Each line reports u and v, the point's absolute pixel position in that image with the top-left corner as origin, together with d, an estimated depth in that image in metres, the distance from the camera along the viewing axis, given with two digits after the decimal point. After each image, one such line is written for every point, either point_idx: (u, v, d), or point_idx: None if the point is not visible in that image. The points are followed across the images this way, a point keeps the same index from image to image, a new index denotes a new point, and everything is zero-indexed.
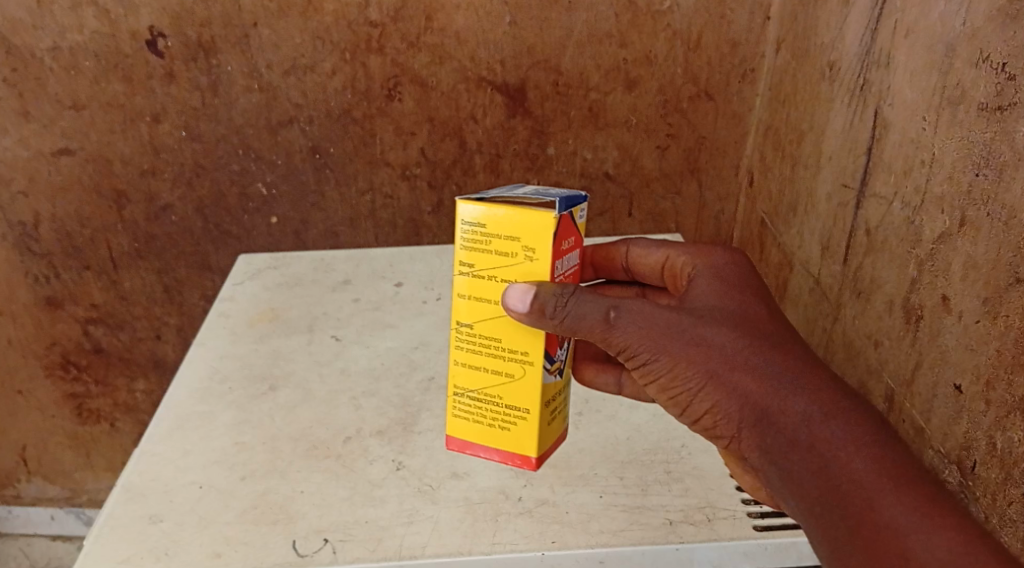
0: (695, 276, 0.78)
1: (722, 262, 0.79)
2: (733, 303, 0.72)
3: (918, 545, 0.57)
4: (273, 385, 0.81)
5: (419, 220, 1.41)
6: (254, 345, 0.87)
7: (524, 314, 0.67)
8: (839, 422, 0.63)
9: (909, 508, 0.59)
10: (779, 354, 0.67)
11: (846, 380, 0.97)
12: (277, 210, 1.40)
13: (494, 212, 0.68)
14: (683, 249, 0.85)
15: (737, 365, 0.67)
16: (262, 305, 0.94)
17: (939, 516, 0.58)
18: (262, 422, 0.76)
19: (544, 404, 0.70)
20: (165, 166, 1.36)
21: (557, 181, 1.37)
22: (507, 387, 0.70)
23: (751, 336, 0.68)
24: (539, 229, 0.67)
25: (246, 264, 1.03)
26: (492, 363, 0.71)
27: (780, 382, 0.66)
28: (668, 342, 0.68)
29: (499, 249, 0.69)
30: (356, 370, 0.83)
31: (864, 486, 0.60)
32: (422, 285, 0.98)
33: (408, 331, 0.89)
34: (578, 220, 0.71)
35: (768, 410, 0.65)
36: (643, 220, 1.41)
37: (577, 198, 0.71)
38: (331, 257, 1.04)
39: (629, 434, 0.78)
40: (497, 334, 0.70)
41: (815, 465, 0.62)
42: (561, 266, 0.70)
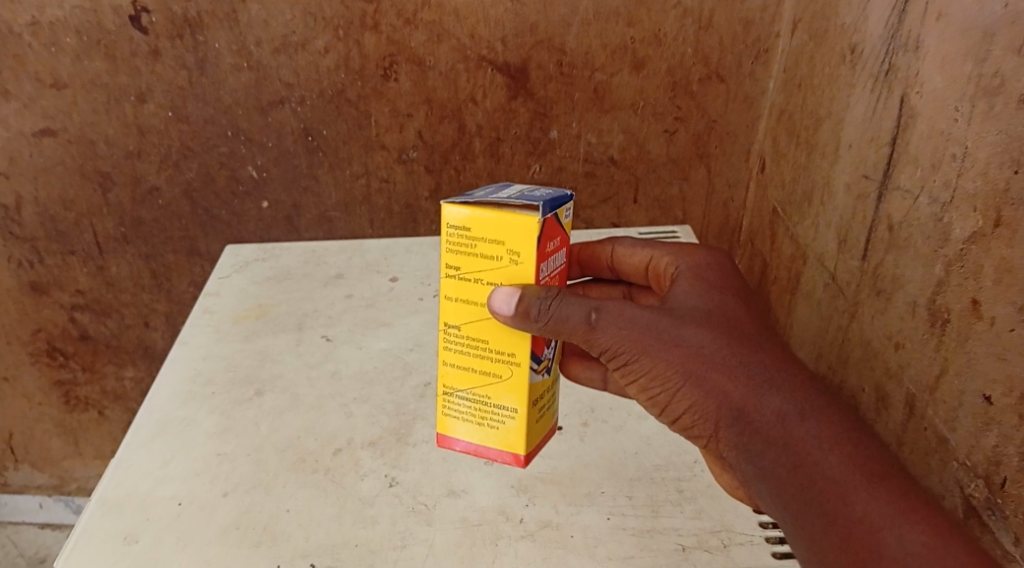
0: (679, 276, 0.77)
1: (703, 261, 0.78)
2: (713, 303, 0.71)
3: (895, 542, 0.57)
4: (259, 390, 0.76)
5: (415, 205, 1.35)
6: (238, 345, 0.82)
7: (510, 319, 0.63)
8: (816, 422, 0.63)
9: (884, 505, 0.59)
10: (755, 354, 0.67)
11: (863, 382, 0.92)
12: (267, 194, 1.35)
13: (477, 213, 0.63)
14: (665, 249, 0.83)
15: (715, 365, 0.66)
16: (249, 301, 0.89)
17: (914, 510, 0.58)
18: (245, 429, 0.71)
19: (532, 401, 0.66)
20: (152, 147, 1.31)
21: (560, 166, 1.31)
22: (493, 388, 0.67)
23: (730, 335, 0.68)
24: (523, 231, 0.62)
25: (232, 256, 0.98)
26: (481, 364, 0.67)
27: (758, 382, 0.65)
28: (646, 344, 0.68)
29: (483, 252, 0.64)
30: (348, 373, 0.78)
31: (841, 484, 0.60)
32: (417, 280, 0.93)
33: (402, 330, 0.84)
34: (565, 219, 0.67)
35: (747, 410, 0.64)
36: (648, 207, 1.35)
37: (563, 196, 0.66)
38: (322, 248, 0.99)
39: (638, 448, 0.73)
40: (483, 335, 0.66)
41: (794, 464, 0.62)
42: (548, 269, 0.66)
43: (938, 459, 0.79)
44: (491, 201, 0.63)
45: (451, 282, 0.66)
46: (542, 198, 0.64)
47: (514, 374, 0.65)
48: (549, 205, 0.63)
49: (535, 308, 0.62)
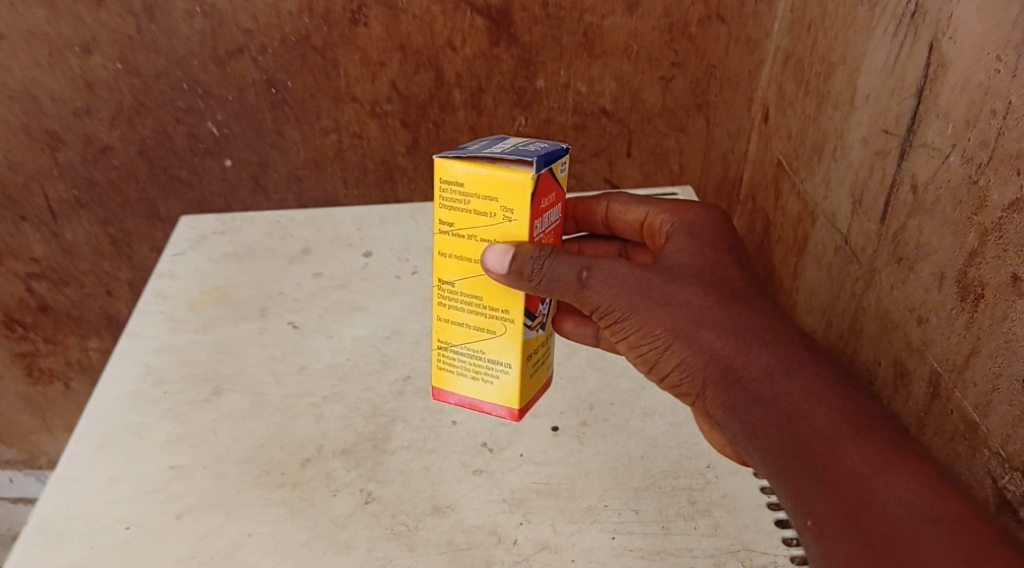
0: (674, 234, 0.71)
1: (702, 220, 0.72)
2: (709, 263, 0.66)
3: (883, 491, 0.51)
4: (217, 389, 0.68)
5: (392, 162, 1.25)
6: (194, 335, 0.73)
7: (501, 274, 0.59)
8: (808, 377, 0.58)
9: (874, 455, 0.53)
10: (744, 311, 0.62)
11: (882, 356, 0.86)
12: (231, 151, 1.24)
13: (470, 167, 0.58)
14: (662, 205, 0.76)
15: (703, 322, 0.62)
16: (207, 282, 0.80)
17: (907, 462, 0.52)
18: (203, 437, 0.64)
19: (528, 356, 0.64)
20: (101, 103, 1.19)
21: (547, 118, 1.21)
22: (485, 344, 0.64)
23: (719, 295, 0.63)
24: (518, 189, 0.58)
25: (188, 229, 0.89)
26: (474, 322, 0.64)
27: (747, 339, 0.60)
28: (634, 303, 0.64)
29: (477, 208, 0.60)
30: (318, 367, 0.70)
31: (829, 437, 0.54)
32: (394, 255, 0.84)
33: (378, 315, 0.76)
34: (561, 174, 0.62)
35: (734, 366, 0.60)
36: (642, 161, 1.26)
37: (559, 150, 0.60)
38: (288, 218, 0.90)
39: (644, 452, 0.66)
40: (477, 292, 0.63)
41: (782, 419, 0.57)
42: (544, 225, 0.62)
43: (968, 445, 0.73)
44: (485, 155, 0.58)
45: (446, 239, 0.62)
46: (537, 151, 0.59)
47: (509, 329, 0.63)
48: (543, 160, 0.58)
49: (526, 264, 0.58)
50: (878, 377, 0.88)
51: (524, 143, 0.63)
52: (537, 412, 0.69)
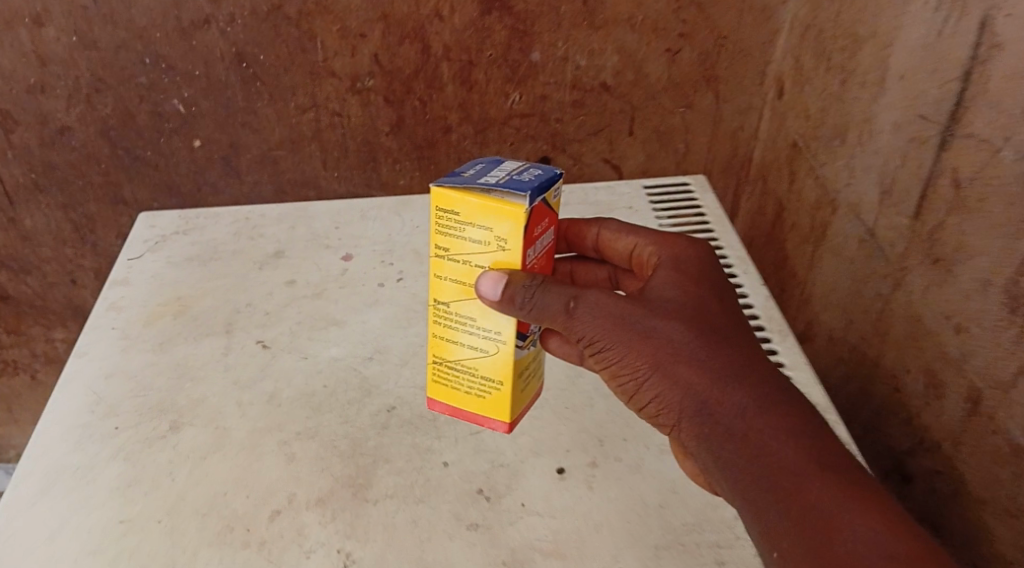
0: (663, 268, 0.61)
1: (694, 257, 0.62)
2: (699, 295, 0.57)
3: (847, 533, 0.45)
4: (175, 424, 0.60)
5: (375, 142, 1.13)
6: (151, 356, 0.65)
7: (491, 300, 0.52)
8: (782, 413, 0.50)
9: (841, 493, 0.47)
10: (728, 342, 0.54)
11: (908, 364, 0.79)
12: (199, 131, 1.11)
13: (461, 194, 0.51)
14: (650, 238, 0.67)
15: (683, 355, 0.53)
16: (166, 290, 0.72)
17: (872, 502, 0.46)
18: (156, 482, 0.56)
19: (519, 377, 0.56)
20: (57, 79, 1.05)
21: (543, 95, 1.10)
22: (474, 360, 0.56)
23: (704, 328, 0.55)
24: (512, 222, 0.50)
25: (146, 229, 0.80)
26: (460, 337, 0.56)
27: (725, 373, 0.53)
28: (618, 338, 0.55)
29: (469, 237, 0.52)
30: (289, 397, 0.61)
31: (800, 476, 0.48)
32: (376, 258, 0.76)
33: (358, 331, 0.68)
34: (556, 199, 0.55)
35: (709, 401, 0.52)
36: (645, 140, 1.15)
37: (554, 174, 0.53)
38: (258, 214, 0.82)
39: (664, 500, 0.55)
40: (468, 312, 0.55)
41: (755, 458, 0.49)
42: (538, 252, 0.55)
43: (1012, 472, 0.66)
44: (478, 182, 0.51)
45: (436, 267, 0.55)
46: (532, 178, 0.52)
47: (499, 350, 0.55)
48: (538, 189, 0.51)
49: (519, 295, 0.51)
50: (903, 386, 0.80)
51: (517, 165, 0.56)
52: (539, 449, 0.57)
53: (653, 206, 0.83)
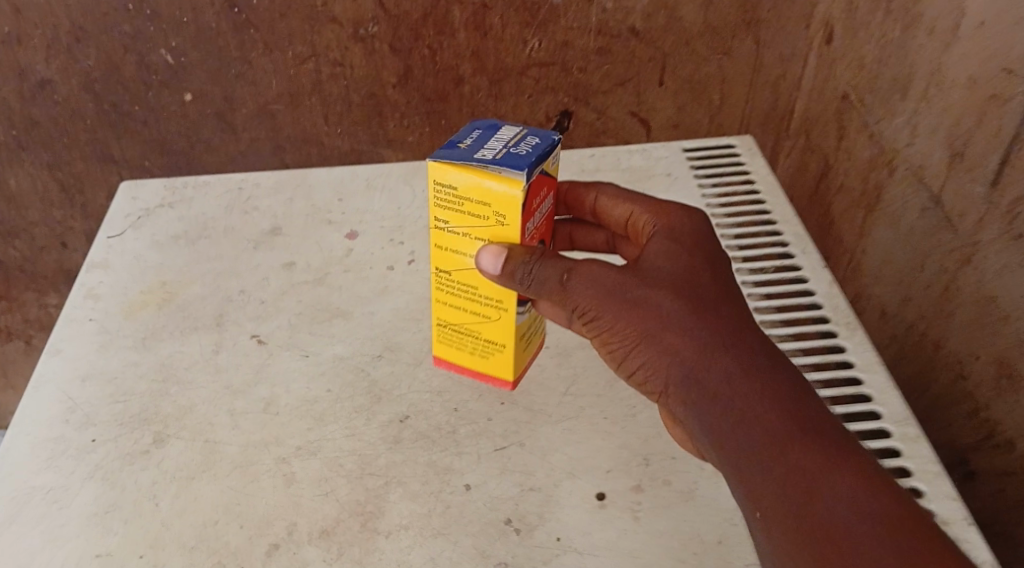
0: (656, 237, 0.51)
1: (696, 228, 0.52)
2: (694, 258, 0.49)
3: (833, 501, 0.39)
4: (159, 437, 0.52)
5: (381, 95, 0.98)
6: (133, 357, 0.58)
7: (494, 275, 0.49)
8: (774, 377, 0.44)
9: (828, 459, 0.41)
10: (715, 303, 0.47)
11: (978, 349, 0.71)
12: (190, 84, 0.96)
13: (458, 169, 0.47)
14: (645, 206, 0.55)
15: (672, 321, 0.45)
16: (150, 275, 0.64)
17: (861, 469, 0.41)
18: (139, 508, 0.49)
19: (522, 336, 0.53)
20: (32, 28, 0.92)
21: (566, 41, 0.96)
22: (475, 319, 0.53)
23: (696, 292, 0.47)
24: (509, 198, 0.47)
25: (128, 202, 0.72)
26: (461, 300, 0.53)
27: (716, 337, 0.45)
28: (609, 309, 0.47)
29: (469, 211, 0.49)
30: (288, 405, 0.54)
31: (789, 444, 0.41)
32: (384, 237, 0.67)
33: (366, 323, 0.60)
34: (555, 165, 0.50)
35: (695, 367, 0.44)
36: (677, 91, 1.02)
37: (552, 142, 0.49)
38: (254, 184, 0.73)
39: (721, 535, 0.47)
40: (469, 277, 0.52)
41: (745, 429, 0.42)
42: (539, 220, 0.50)
43: None
44: (475, 157, 0.47)
45: (440, 240, 0.51)
46: (529, 149, 0.47)
47: (500, 315, 0.52)
48: (534, 162, 0.46)
49: (520, 270, 0.48)
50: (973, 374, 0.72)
51: (516, 129, 0.51)
52: (574, 471, 0.50)
53: (695, 172, 0.74)
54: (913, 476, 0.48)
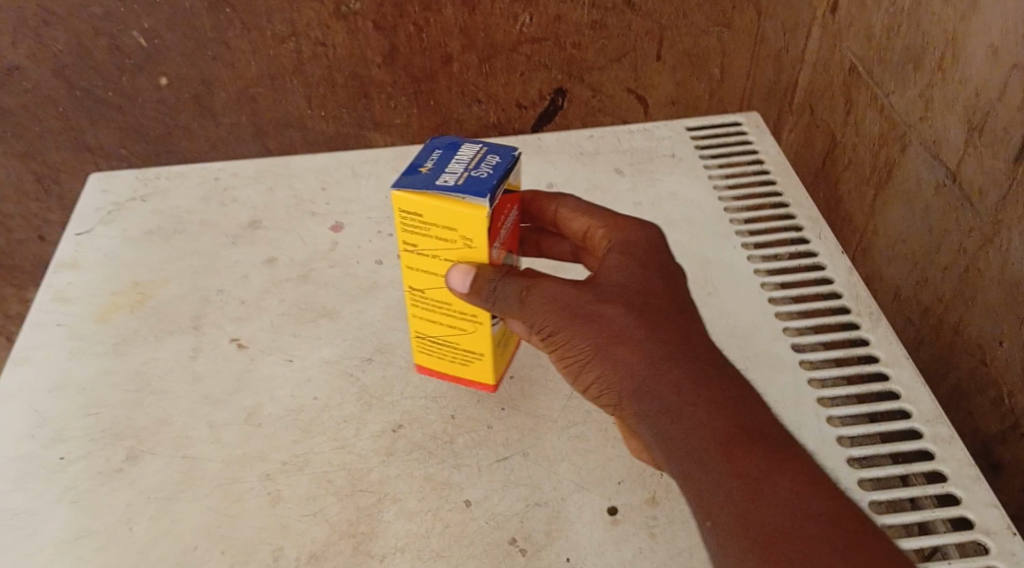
0: (613, 250, 0.48)
1: (653, 241, 0.48)
2: (651, 268, 0.46)
3: (775, 505, 0.37)
4: (133, 453, 0.48)
5: (366, 75, 0.92)
6: (104, 365, 0.53)
7: (464, 295, 0.46)
8: (723, 385, 0.41)
9: (774, 465, 0.39)
10: (667, 315, 0.44)
11: (988, 338, 0.66)
12: (166, 67, 0.90)
13: (422, 199, 0.43)
14: (598, 218, 0.51)
15: (623, 332, 0.43)
16: (122, 275, 0.60)
17: (807, 475, 0.39)
18: (113, 533, 0.45)
19: (499, 343, 0.50)
20: None
21: (559, 15, 0.90)
22: (449, 328, 0.49)
23: (651, 305, 0.44)
24: (475, 227, 0.43)
25: (98, 195, 0.67)
26: (433, 314, 0.49)
27: (667, 348, 0.42)
28: (563, 323, 0.44)
29: (435, 238, 0.45)
30: (273, 416, 0.50)
31: (736, 449, 0.39)
32: (373, 229, 0.63)
33: (354, 323, 0.56)
34: (515, 181, 0.47)
35: (644, 379, 0.42)
36: (675, 66, 0.96)
37: (511, 160, 0.45)
38: (234, 173, 0.69)
39: None
40: (442, 294, 0.48)
41: (692, 438, 0.40)
42: (507, 234, 0.47)
43: None
44: (437, 184, 0.43)
45: (410, 266, 0.48)
46: (490, 169, 0.44)
47: (474, 327, 0.49)
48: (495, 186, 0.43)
49: (486, 287, 0.45)
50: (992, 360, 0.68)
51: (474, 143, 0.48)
52: (583, 483, 0.47)
53: (700, 152, 0.70)
54: (952, 482, 0.46)
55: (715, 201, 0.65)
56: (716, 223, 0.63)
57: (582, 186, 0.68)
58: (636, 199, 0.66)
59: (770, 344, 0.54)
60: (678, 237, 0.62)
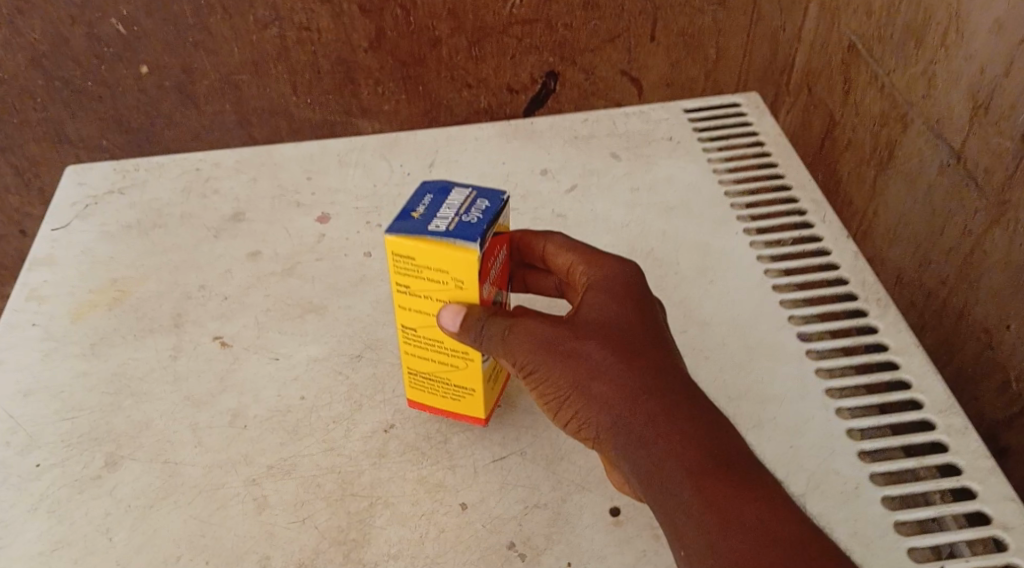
0: (593, 286, 0.45)
1: (635, 278, 0.45)
2: (631, 301, 0.43)
3: (742, 533, 0.35)
4: (112, 460, 0.46)
5: (352, 60, 0.89)
6: (81, 367, 0.51)
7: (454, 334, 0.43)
8: (700, 417, 0.39)
9: (741, 493, 0.36)
10: (647, 350, 0.41)
11: (992, 321, 0.64)
12: (146, 55, 0.87)
13: (415, 244, 0.41)
14: (577, 255, 0.47)
15: (601, 366, 0.40)
16: (99, 272, 0.57)
17: (777, 507, 0.36)
18: (91, 545, 0.43)
19: (490, 376, 0.47)
20: None
21: None
22: (440, 364, 0.46)
23: (632, 339, 0.41)
24: (468, 271, 0.41)
25: (74, 187, 0.64)
26: (423, 350, 0.46)
27: (647, 382, 0.40)
28: (539, 358, 0.41)
29: (428, 281, 0.43)
30: (258, 418, 0.48)
31: (710, 483, 0.37)
32: (360, 219, 0.61)
33: (342, 318, 0.54)
34: (504, 223, 0.45)
35: (623, 416, 0.39)
36: (671, 46, 0.91)
37: (500, 201, 0.43)
38: (214, 164, 0.66)
39: None
40: (433, 333, 0.45)
41: (669, 473, 0.37)
42: (497, 273, 0.44)
43: None
44: (428, 228, 0.41)
45: (401, 305, 0.45)
46: (480, 213, 0.41)
47: (466, 363, 0.45)
48: (487, 230, 0.41)
49: (475, 327, 0.42)
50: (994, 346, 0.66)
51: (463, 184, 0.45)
52: (585, 483, 0.45)
53: (698, 134, 0.68)
54: (967, 475, 0.45)
55: (714, 184, 0.63)
56: (716, 207, 0.61)
57: (577, 172, 0.65)
58: (633, 185, 0.64)
59: (775, 334, 0.52)
60: (677, 224, 0.60)
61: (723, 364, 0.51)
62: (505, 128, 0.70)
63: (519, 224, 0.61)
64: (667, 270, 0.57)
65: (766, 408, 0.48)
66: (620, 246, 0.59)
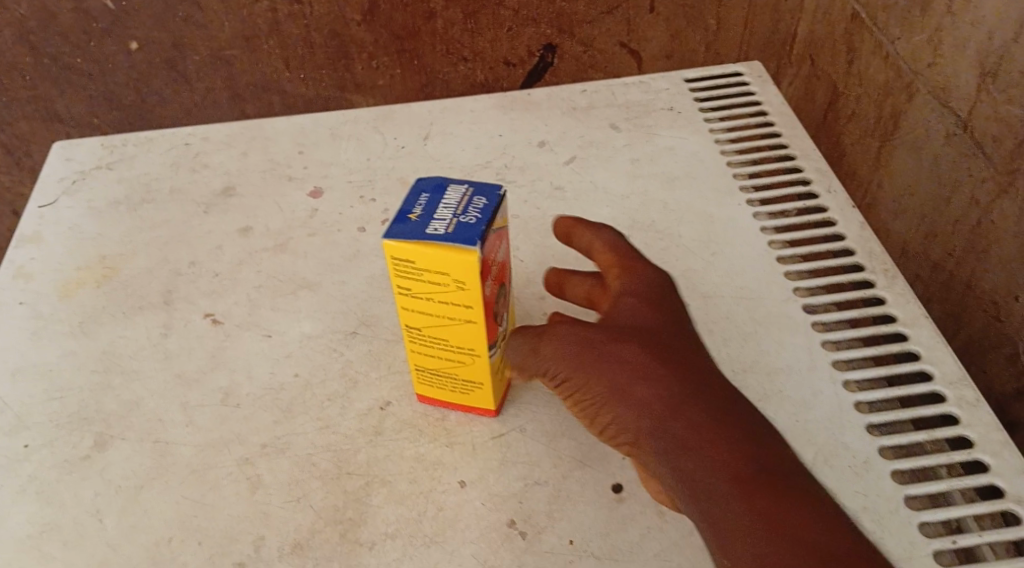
0: (626, 295, 0.45)
1: (669, 291, 0.45)
2: (661, 309, 0.44)
3: (784, 527, 0.34)
4: (102, 440, 0.45)
5: (345, 33, 0.87)
6: (70, 347, 0.50)
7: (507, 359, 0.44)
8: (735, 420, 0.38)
9: (781, 491, 0.35)
10: (681, 357, 0.41)
11: (998, 292, 0.63)
12: (134, 30, 0.85)
13: (414, 248, 0.39)
14: (615, 256, 0.47)
15: (634, 367, 0.40)
16: (87, 250, 0.56)
17: (815, 506, 0.35)
18: (81, 528, 0.42)
19: (499, 369, 0.45)
20: None
21: None
22: (447, 362, 0.44)
23: (666, 347, 0.41)
24: (469, 275, 0.39)
25: (61, 164, 0.63)
26: (429, 348, 0.44)
27: (682, 385, 0.39)
28: (572, 363, 0.41)
29: (429, 285, 0.41)
30: (252, 396, 0.47)
31: (748, 481, 0.36)
32: (354, 193, 0.59)
33: (336, 294, 0.53)
34: (502, 218, 0.43)
35: (657, 417, 0.38)
36: (671, 17, 0.89)
37: (497, 199, 0.41)
38: (204, 139, 0.64)
39: None
40: (438, 331, 0.43)
41: (706, 471, 0.36)
42: (498, 268, 0.43)
43: None
44: (427, 232, 0.39)
45: (404, 308, 0.43)
46: (478, 213, 0.40)
47: (472, 360, 0.44)
48: (485, 231, 0.39)
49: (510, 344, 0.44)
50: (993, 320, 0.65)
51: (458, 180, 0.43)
52: (586, 459, 0.44)
53: (699, 104, 0.67)
54: (977, 448, 0.44)
55: (717, 154, 0.62)
56: (719, 178, 0.60)
57: (576, 143, 0.64)
58: (633, 156, 0.62)
59: (779, 306, 0.51)
60: (679, 196, 0.59)
61: (727, 337, 0.50)
62: (502, 100, 0.68)
63: (517, 198, 0.59)
64: (669, 242, 0.56)
65: (771, 381, 0.47)
66: (621, 219, 0.58)
